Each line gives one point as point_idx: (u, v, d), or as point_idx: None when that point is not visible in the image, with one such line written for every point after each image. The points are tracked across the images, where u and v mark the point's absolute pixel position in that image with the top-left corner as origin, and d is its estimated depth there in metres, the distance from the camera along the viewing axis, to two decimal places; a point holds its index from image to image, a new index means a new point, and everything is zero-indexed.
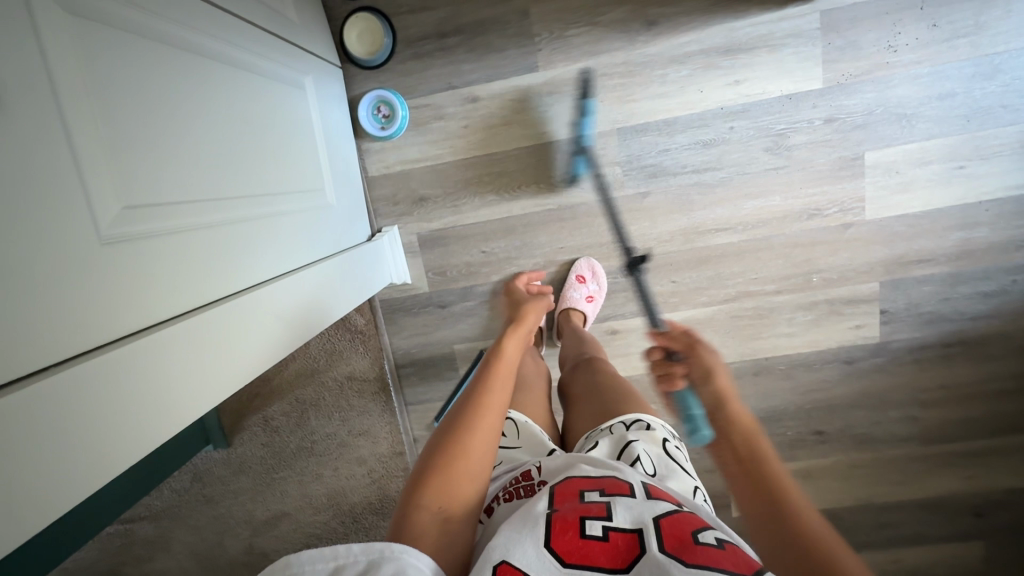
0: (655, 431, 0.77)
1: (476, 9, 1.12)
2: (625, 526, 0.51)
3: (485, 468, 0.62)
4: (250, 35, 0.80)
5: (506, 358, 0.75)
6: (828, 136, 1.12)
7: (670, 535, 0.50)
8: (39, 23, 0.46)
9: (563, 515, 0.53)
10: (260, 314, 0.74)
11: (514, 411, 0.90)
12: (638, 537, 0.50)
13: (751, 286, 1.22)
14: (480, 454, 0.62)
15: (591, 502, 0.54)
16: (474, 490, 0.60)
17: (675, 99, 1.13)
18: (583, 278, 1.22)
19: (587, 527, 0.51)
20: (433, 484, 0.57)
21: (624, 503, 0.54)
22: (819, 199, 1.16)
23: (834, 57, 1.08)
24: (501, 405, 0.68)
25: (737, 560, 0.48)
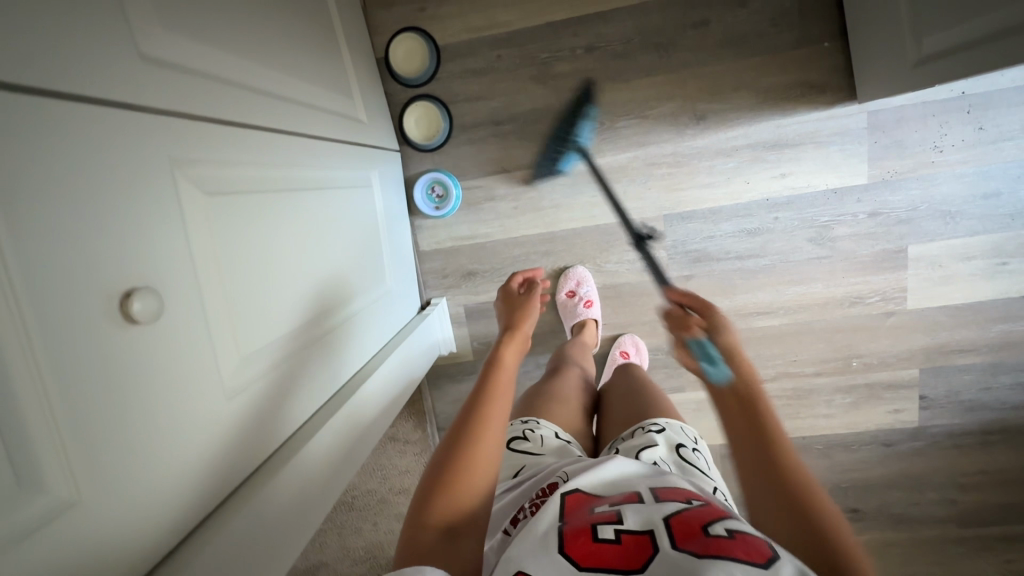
0: (668, 434, 0.77)
1: (531, 99, 1.17)
2: (635, 528, 0.51)
3: (490, 481, 0.63)
4: (333, 152, 0.85)
5: (505, 367, 0.75)
6: (871, 229, 1.15)
7: (681, 533, 0.49)
8: (186, 218, 0.51)
9: (574, 528, 0.54)
10: (353, 424, 0.79)
11: (543, 419, 0.87)
12: (651, 538, 0.50)
13: (791, 367, 1.25)
14: (487, 467, 0.63)
15: (600, 511, 0.55)
16: (480, 500, 0.61)
17: (721, 189, 1.17)
18: (626, 353, 1.25)
19: (598, 531, 0.52)
20: (440, 497, 0.59)
21: (633, 509, 0.55)
22: (861, 288, 1.18)
23: (879, 155, 1.12)
24: (503, 416, 0.68)
25: (748, 545, 0.46)
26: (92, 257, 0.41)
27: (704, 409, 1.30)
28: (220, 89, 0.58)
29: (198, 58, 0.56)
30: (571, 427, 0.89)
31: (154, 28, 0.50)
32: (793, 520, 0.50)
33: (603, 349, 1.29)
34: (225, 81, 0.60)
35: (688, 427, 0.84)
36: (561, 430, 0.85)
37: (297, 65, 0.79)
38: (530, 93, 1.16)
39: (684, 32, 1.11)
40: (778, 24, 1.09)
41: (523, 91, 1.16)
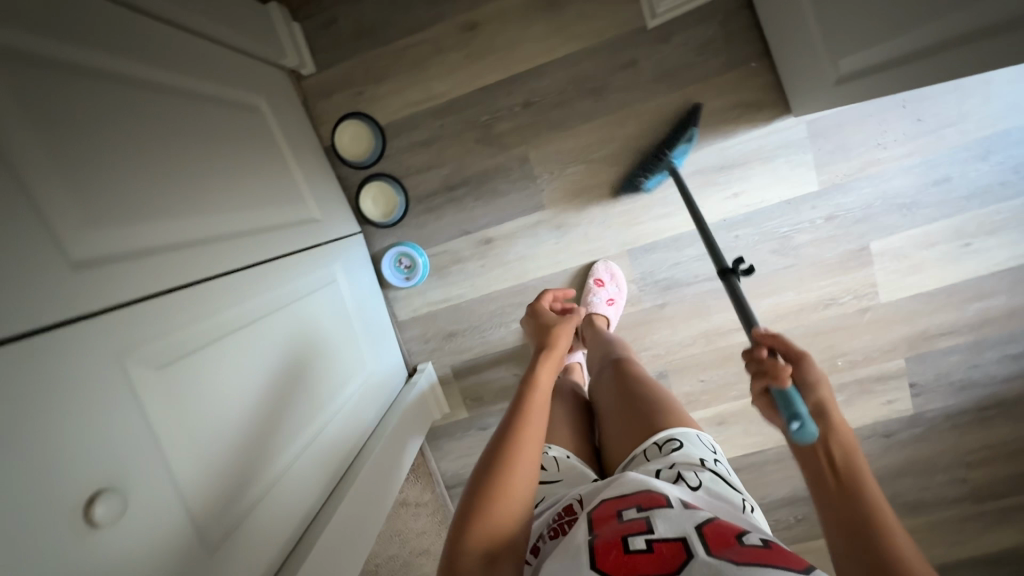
0: (687, 449, 0.72)
1: (479, 161, 1.19)
2: (667, 535, 0.49)
3: (526, 502, 0.62)
4: (288, 265, 0.89)
5: (540, 388, 0.72)
6: (831, 232, 1.17)
7: (716, 542, 0.47)
8: (142, 399, 0.54)
9: (605, 538, 0.51)
10: (346, 529, 0.81)
11: (554, 444, 0.86)
12: (684, 543, 0.48)
13: None
14: (521, 492, 0.62)
15: (630, 519, 0.53)
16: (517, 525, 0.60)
17: (679, 217, 1.18)
18: (602, 281, 1.20)
19: (629, 543, 0.49)
20: (478, 526, 0.58)
21: (663, 514, 0.52)
22: (832, 289, 1.20)
23: (825, 160, 1.13)
24: (536, 439, 0.67)
25: (786, 557, 0.46)
26: (57, 477, 0.44)
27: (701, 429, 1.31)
28: (160, 262, 0.62)
29: (131, 239, 0.59)
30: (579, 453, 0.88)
31: (83, 230, 0.53)
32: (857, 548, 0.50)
33: None
34: (160, 248, 0.63)
35: (705, 435, 0.79)
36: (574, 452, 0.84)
37: (238, 195, 0.81)
38: (477, 155, 1.19)
39: (616, 73, 1.13)
40: (706, 52, 1.10)
41: (470, 154, 1.19)
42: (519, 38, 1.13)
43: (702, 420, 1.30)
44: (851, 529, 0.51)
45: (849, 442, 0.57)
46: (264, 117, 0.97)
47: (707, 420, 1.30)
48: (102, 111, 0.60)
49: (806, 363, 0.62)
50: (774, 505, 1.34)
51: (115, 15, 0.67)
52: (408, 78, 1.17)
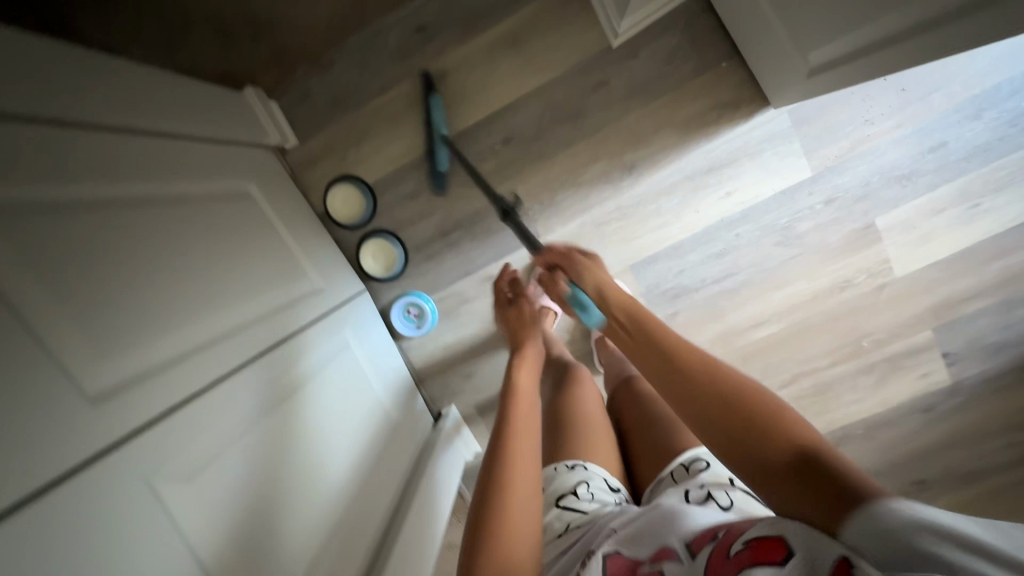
0: (716, 470, 0.70)
1: (470, 203, 1.21)
2: None
3: (534, 494, 0.62)
4: (301, 343, 0.91)
5: (523, 386, 0.80)
6: (833, 215, 1.15)
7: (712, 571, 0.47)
8: (172, 511, 0.56)
9: None
10: None
11: (590, 462, 0.79)
12: None
13: (805, 365, 1.24)
14: (528, 482, 0.63)
15: None
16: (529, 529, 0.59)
17: (675, 225, 1.18)
18: None
19: None
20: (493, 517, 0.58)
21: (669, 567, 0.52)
22: (845, 272, 1.17)
23: (814, 146, 1.12)
24: (529, 429, 0.71)
25: (765, 549, 0.44)
26: None
27: None
28: (172, 374, 0.64)
29: (141, 358, 0.61)
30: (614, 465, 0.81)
31: (94, 362, 0.56)
32: (779, 476, 0.48)
33: None
34: (169, 360, 0.65)
35: None
36: (610, 474, 0.78)
37: (240, 285, 0.84)
38: (467, 197, 1.20)
39: (590, 96, 1.14)
40: (675, 61, 1.11)
41: (460, 197, 1.21)
42: (489, 79, 1.15)
43: None
44: (719, 408, 0.53)
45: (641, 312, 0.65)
46: (256, 201, 1.00)
47: None
48: (102, 242, 0.63)
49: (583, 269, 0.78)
50: None
51: (104, 143, 0.71)
52: (389, 134, 1.19)
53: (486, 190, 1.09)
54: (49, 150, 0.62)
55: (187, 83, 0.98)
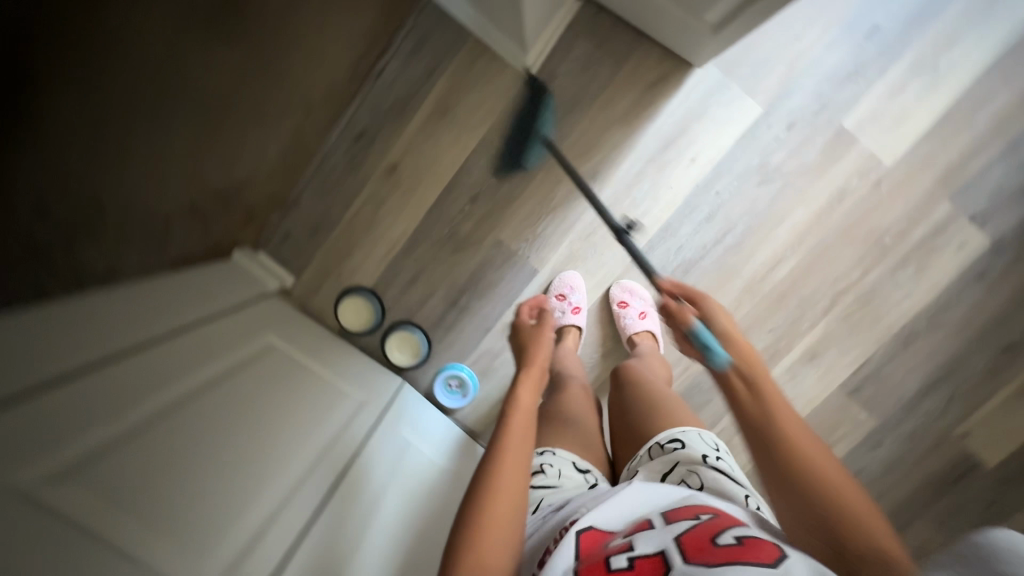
0: (691, 448, 0.71)
1: (464, 266, 1.25)
2: (648, 553, 0.49)
3: (516, 526, 0.57)
4: (361, 465, 0.95)
5: (523, 403, 0.71)
6: (801, 137, 1.14)
7: (693, 549, 0.48)
8: None
9: (588, 561, 0.50)
10: None
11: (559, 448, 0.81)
12: (663, 558, 0.48)
13: (839, 284, 1.22)
14: (511, 511, 0.57)
15: (615, 543, 0.52)
16: (504, 556, 0.54)
17: (657, 207, 1.19)
18: (626, 301, 1.22)
19: (611, 563, 0.49)
20: (466, 551, 0.53)
21: (645, 534, 0.52)
22: (837, 182, 1.16)
23: (753, 83, 1.13)
24: (523, 452, 0.63)
25: (758, 552, 0.47)
26: None
27: (798, 372, 1.27)
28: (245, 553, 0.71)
29: (224, 549, 0.69)
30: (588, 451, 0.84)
31: (193, 563, 0.65)
32: (810, 496, 0.54)
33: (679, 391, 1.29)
34: (248, 542, 0.73)
35: (709, 434, 0.78)
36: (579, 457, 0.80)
37: (292, 437, 0.90)
38: (458, 262, 1.25)
39: None
40: (594, 65, 1.14)
41: (453, 264, 1.25)
42: (435, 153, 1.20)
43: (793, 364, 1.26)
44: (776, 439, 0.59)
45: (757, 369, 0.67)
46: (280, 348, 1.08)
47: (800, 361, 1.26)
48: (166, 456, 0.70)
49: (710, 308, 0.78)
50: (914, 400, 1.27)
51: (155, 360, 0.81)
52: (369, 236, 1.26)
53: (598, 207, 0.95)
54: (104, 391, 0.69)
55: (195, 269, 1.08)
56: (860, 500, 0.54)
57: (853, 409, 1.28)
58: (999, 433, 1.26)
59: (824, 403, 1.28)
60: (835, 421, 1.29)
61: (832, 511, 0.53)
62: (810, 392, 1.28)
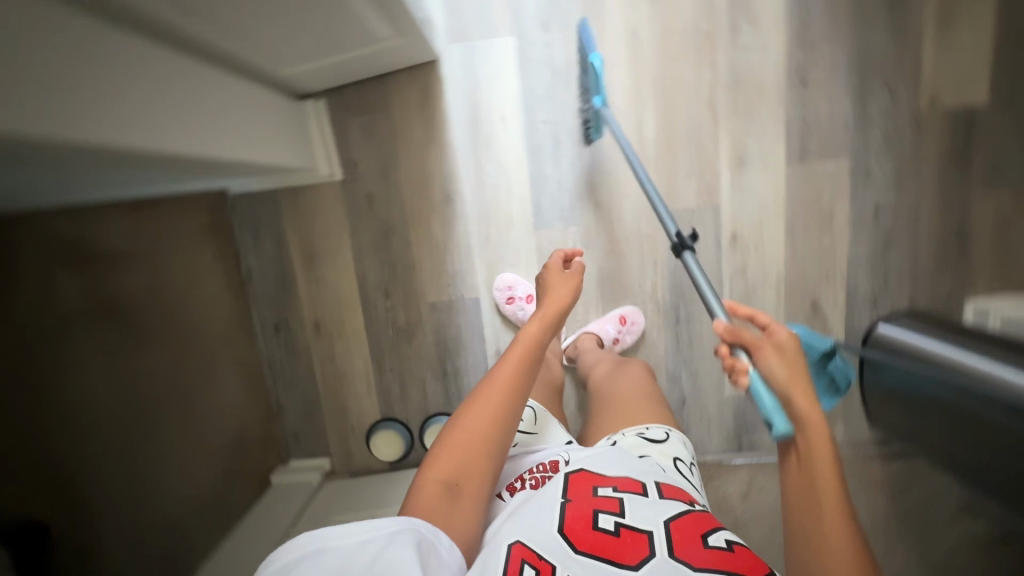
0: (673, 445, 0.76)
1: (427, 342, 1.31)
2: (636, 526, 0.58)
3: (493, 447, 0.67)
4: None
5: (532, 339, 0.77)
6: (561, 22, 1.15)
7: (680, 540, 0.56)
8: None
9: (577, 508, 0.60)
10: None
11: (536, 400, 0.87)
12: (649, 536, 0.56)
13: (704, 91, 1.18)
14: (490, 434, 0.67)
15: (604, 496, 0.61)
16: (486, 471, 0.66)
17: (514, 172, 1.22)
18: (624, 321, 1.26)
19: (598, 519, 0.58)
20: (445, 459, 0.65)
21: (635, 502, 0.60)
22: (622, 26, 1.16)
23: (489, 23, 1.16)
24: (516, 388, 0.71)
25: (743, 560, 0.55)
26: None
27: (743, 182, 1.22)
28: None
29: None
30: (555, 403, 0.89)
31: None
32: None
33: (668, 282, 1.27)
34: None
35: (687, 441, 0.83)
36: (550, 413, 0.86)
37: None
38: (420, 343, 1.31)
39: (374, 208, 1.24)
40: (373, 126, 1.21)
41: (418, 350, 1.31)
42: (332, 288, 1.29)
43: (732, 180, 1.22)
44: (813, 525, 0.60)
45: (824, 447, 0.61)
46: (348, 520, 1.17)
47: (735, 173, 1.22)
48: None
49: (775, 358, 0.64)
50: (860, 114, 1.19)
51: None
52: (346, 385, 1.34)
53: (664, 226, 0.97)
54: None
55: (254, 509, 1.21)
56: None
57: (817, 166, 1.22)
58: (954, 73, 1.17)
59: (789, 185, 1.22)
60: (813, 189, 1.23)
61: None
62: (768, 187, 1.22)
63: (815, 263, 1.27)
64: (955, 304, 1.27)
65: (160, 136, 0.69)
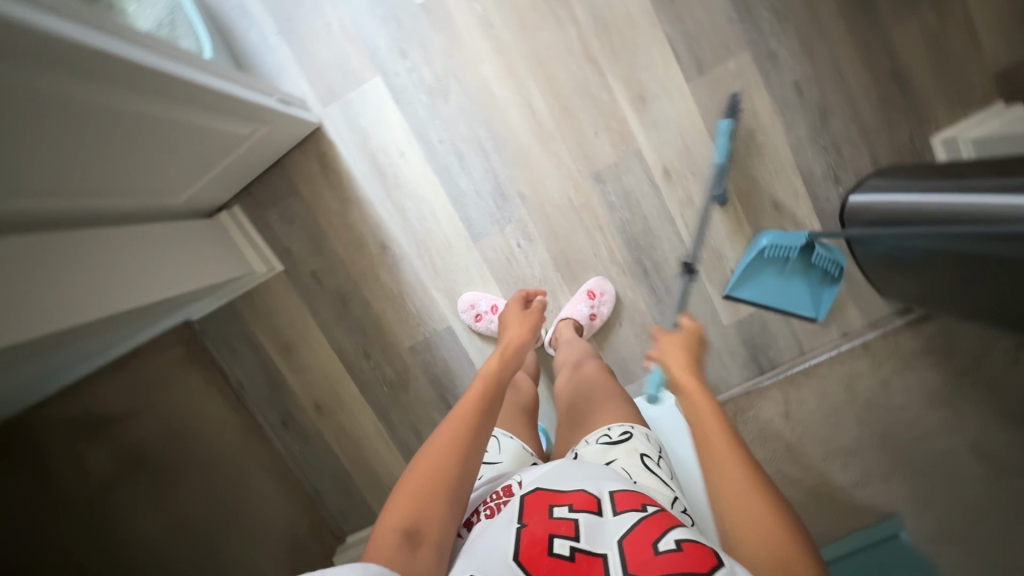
0: (636, 444, 0.84)
1: (422, 385, 1.33)
2: (588, 549, 0.62)
3: (455, 487, 0.68)
4: None
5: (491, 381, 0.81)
6: (414, 45, 1.16)
7: (631, 554, 0.60)
8: None
9: (532, 531, 0.64)
10: None
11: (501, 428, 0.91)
12: (602, 560, 0.61)
13: (575, 48, 1.16)
14: (453, 473, 0.69)
15: (559, 518, 0.66)
16: (444, 513, 0.66)
17: (433, 198, 1.23)
18: (592, 293, 1.24)
19: (553, 544, 0.62)
20: (408, 502, 0.65)
21: (588, 522, 0.65)
22: (471, 22, 1.15)
23: (351, 75, 1.18)
24: (479, 426, 0.74)
25: (695, 559, 0.57)
26: None
27: (650, 118, 1.19)
28: None
29: None
30: (522, 426, 0.94)
31: None
32: (719, 488, 0.64)
33: (622, 241, 1.24)
34: None
35: (650, 436, 0.90)
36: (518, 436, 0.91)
37: None
38: (416, 388, 1.33)
39: (324, 283, 1.28)
40: (292, 210, 1.25)
41: (417, 395, 1.33)
42: (318, 369, 1.33)
43: (640, 120, 1.19)
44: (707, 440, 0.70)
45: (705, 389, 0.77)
46: None
47: (640, 112, 1.18)
48: None
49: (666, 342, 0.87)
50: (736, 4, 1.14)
51: None
52: (367, 452, 1.37)
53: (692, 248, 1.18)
54: None
55: None
56: (740, 470, 0.64)
57: (717, 72, 1.17)
58: None
59: (697, 101, 1.18)
60: (722, 95, 1.18)
61: (727, 495, 0.63)
62: (678, 112, 1.18)
63: (758, 163, 1.21)
64: (921, 144, 1.18)
65: (59, 310, 0.81)
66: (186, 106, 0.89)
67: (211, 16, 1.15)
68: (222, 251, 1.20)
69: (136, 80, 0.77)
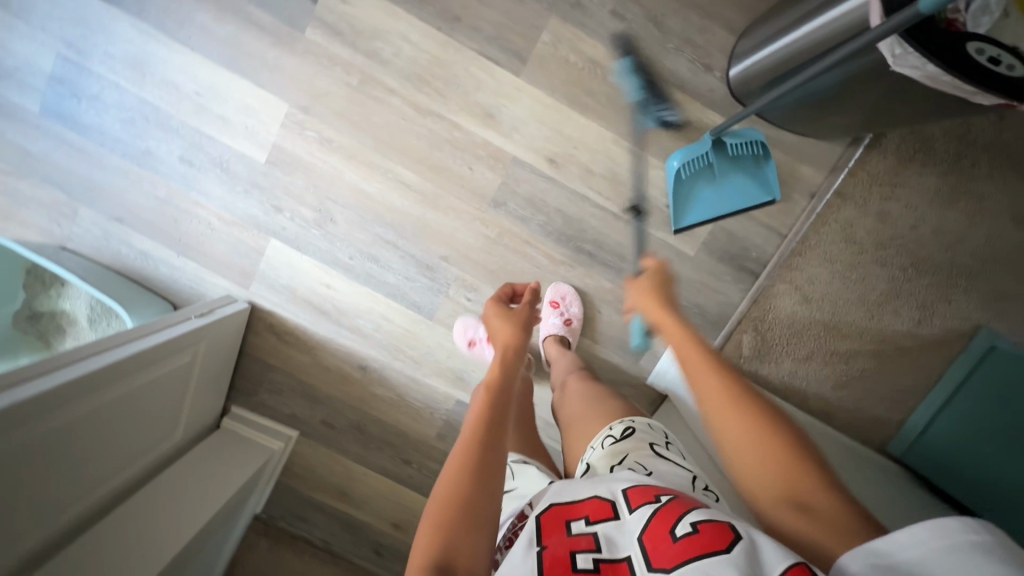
0: (640, 434, 0.81)
1: None
2: (612, 557, 0.53)
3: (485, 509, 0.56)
4: None
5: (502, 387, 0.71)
6: (284, 196, 1.23)
7: (656, 549, 0.52)
8: None
9: (552, 548, 0.54)
10: None
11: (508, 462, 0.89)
12: (626, 564, 0.52)
13: (409, 112, 1.19)
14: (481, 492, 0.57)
15: (577, 532, 0.56)
16: (480, 538, 0.54)
17: (376, 306, 1.28)
18: (556, 302, 1.23)
19: (576, 560, 0.53)
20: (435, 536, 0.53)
21: (608, 531, 0.56)
22: (316, 149, 1.21)
23: (253, 249, 1.26)
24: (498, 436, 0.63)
25: (717, 536, 0.51)
26: None
27: (507, 125, 1.19)
28: None
29: None
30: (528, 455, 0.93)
31: None
32: (754, 455, 0.58)
33: (552, 242, 1.24)
34: None
35: (655, 421, 0.88)
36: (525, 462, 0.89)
37: None
38: None
39: (336, 423, 1.36)
40: (278, 381, 1.35)
41: None
42: (374, 495, 1.40)
43: (500, 133, 1.19)
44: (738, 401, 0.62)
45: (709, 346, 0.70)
46: None
47: (496, 128, 1.19)
48: None
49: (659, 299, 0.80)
50: None
51: None
52: None
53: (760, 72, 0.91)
54: None
55: None
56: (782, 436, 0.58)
57: (539, 51, 1.16)
58: None
59: (538, 86, 1.18)
60: (556, 66, 1.17)
61: (767, 461, 0.57)
62: (527, 106, 1.18)
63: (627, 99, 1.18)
64: None
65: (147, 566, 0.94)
66: (168, 357, 1.05)
67: (125, 274, 1.29)
68: (241, 449, 1.32)
69: (128, 369, 0.95)
